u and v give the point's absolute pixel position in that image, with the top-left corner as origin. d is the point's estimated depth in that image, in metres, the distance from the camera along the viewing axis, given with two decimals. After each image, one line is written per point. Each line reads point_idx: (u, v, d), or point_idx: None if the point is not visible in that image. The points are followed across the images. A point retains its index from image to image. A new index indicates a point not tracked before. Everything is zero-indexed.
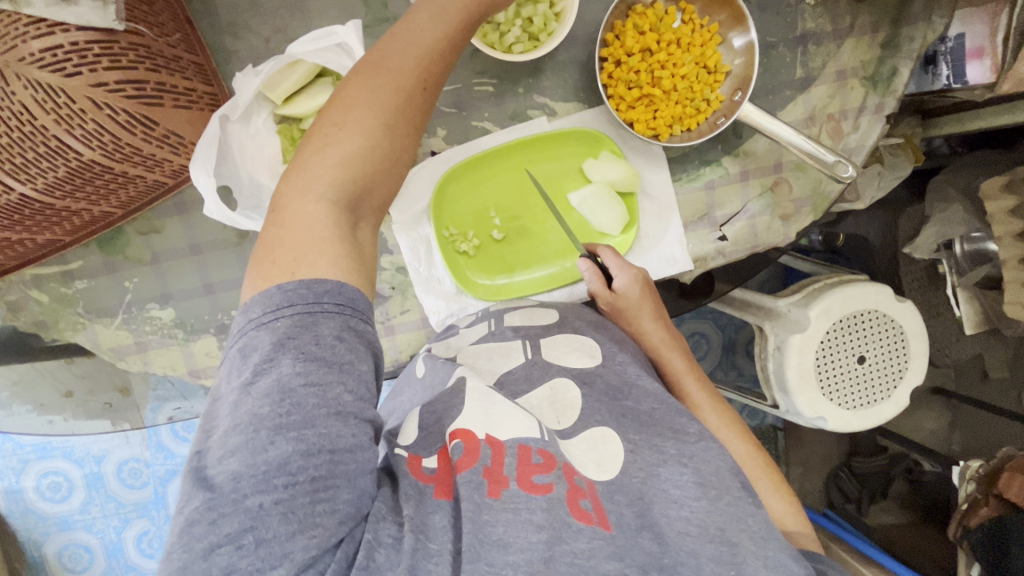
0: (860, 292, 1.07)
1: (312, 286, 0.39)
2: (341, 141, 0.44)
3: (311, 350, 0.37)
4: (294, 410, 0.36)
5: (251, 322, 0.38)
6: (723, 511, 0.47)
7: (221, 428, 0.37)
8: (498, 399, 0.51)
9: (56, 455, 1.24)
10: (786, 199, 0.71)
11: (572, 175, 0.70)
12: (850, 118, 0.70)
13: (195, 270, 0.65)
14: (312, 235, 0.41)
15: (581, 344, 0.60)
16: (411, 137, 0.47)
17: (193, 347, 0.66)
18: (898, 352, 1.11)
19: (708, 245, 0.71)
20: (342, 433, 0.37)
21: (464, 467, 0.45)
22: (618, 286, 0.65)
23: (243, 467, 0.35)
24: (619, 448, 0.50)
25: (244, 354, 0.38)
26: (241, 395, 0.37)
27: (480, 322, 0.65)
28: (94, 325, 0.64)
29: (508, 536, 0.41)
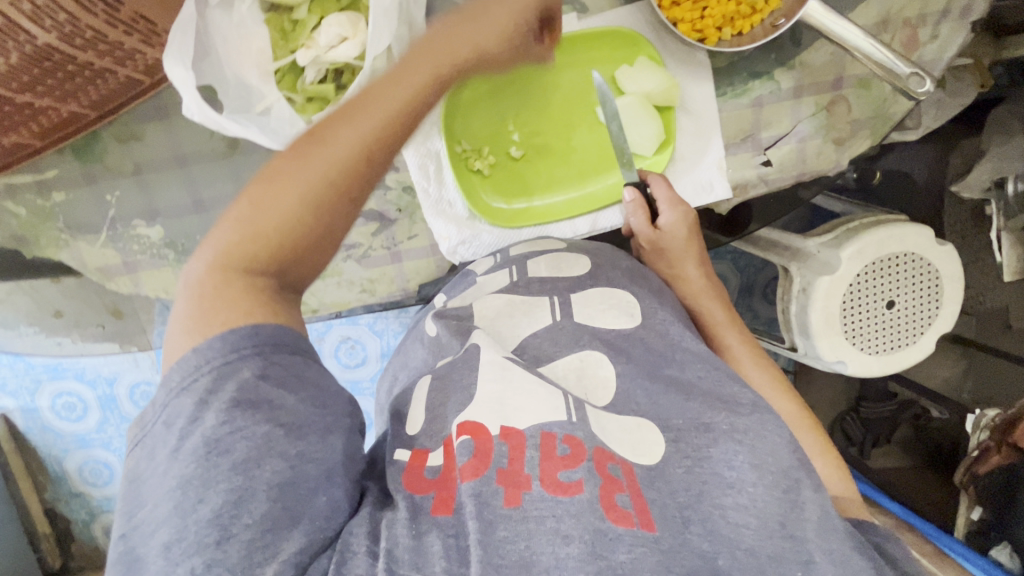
0: (898, 233, 0.99)
1: (225, 338, 0.40)
2: (273, 184, 0.43)
3: (233, 396, 0.39)
4: (216, 463, 0.37)
5: (173, 389, 0.40)
6: (771, 485, 0.43)
7: (142, 508, 0.38)
8: (520, 373, 0.48)
9: (67, 376, 1.24)
10: (843, 120, 0.62)
11: (603, 86, 0.61)
12: (930, 24, 0.60)
13: (183, 183, 0.59)
14: (234, 301, 0.41)
15: (616, 301, 0.55)
16: (348, 210, 0.44)
17: (185, 268, 0.61)
18: (931, 296, 1.05)
19: (750, 170, 0.63)
20: (275, 467, 0.38)
21: (472, 474, 0.41)
22: (663, 224, 0.61)
23: (173, 534, 0.36)
24: (659, 436, 0.46)
25: (168, 425, 0.39)
26: (171, 462, 0.38)
27: (500, 270, 0.59)
28: (77, 242, 0.59)
29: (532, 553, 0.37)
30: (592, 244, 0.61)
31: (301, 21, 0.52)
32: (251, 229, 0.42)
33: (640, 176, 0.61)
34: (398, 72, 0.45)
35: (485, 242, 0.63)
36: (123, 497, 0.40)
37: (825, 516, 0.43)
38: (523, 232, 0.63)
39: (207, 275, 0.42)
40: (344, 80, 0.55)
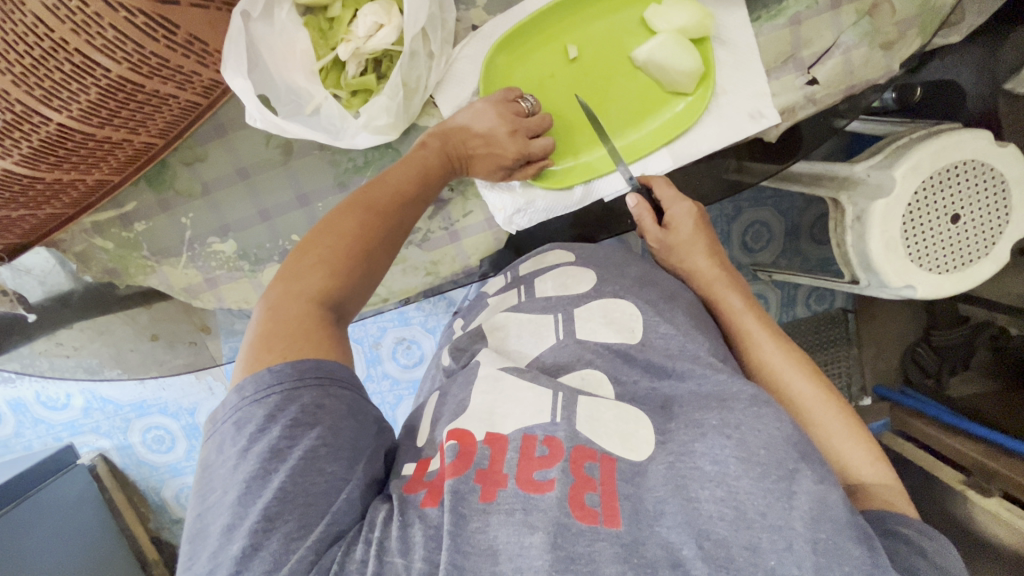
0: (954, 142, 0.95)
1: (296, 365, 0.44)
2: (334, 233, 0.51)
3: (297, 416, 0.42)
4: (275, 468, 0.40)
5: (246, 397, 0.43)
6: (760, 477, 0.39)
7: (215, 495, 0.42)
8: (510, 382, 0.49)
9: (153, 412, 1.32)
10: (888, 22, 0.59)
11: (632, 30, 0.61)
12: None
13: (248, 196, 0.62)
14: (303, 326, 0.46)
15: (617, 316, 0.55)
16: (382, 262, 0.54)
17: (260, 277, 0.64)
18: (998, 204, 0.99)
19: (795, 93, 0.62)
20: (318, 479, 0.41)
21: (453, 472, 0.42)
22: (671, 219, 0.64)
23: (232, 518, 0.39)
24: (650, 435, 0.45)
25: (240, 427, 0.43)
26: (237, 460, 0.42)
27: (510, 291, 0.65)
28: (162, 267, 0.64)
29: (498, 544, 0.38)
30: (597, 248, 0.65)
31: (336, 17, 0.54)
32: (319, 267, 0.49)
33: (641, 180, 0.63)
34: (427, 151, 0.57)
35: (539, 208, 0.64)
36: (197, 477, 0.44)
37: (821, 507, 0.38)
38: (576, 190, 0.64)
39: (277, 304, 0.48)
40: (383, 70, 0.57)
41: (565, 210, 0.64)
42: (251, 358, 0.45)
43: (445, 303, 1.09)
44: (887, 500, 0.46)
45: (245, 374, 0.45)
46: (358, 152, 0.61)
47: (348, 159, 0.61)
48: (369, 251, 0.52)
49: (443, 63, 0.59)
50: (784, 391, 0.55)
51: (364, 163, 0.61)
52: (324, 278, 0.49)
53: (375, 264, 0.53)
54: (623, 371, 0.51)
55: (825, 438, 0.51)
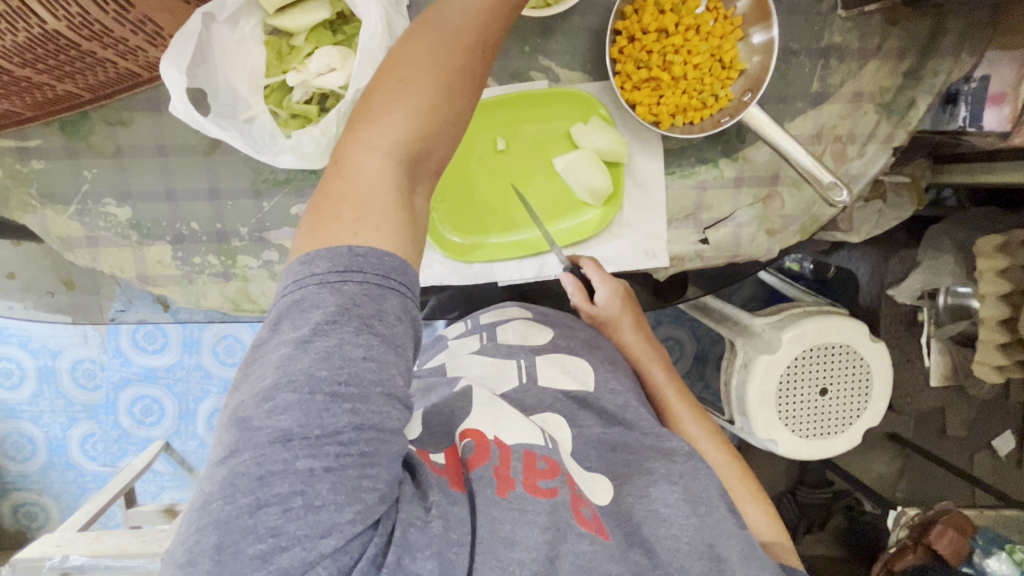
0: (836, 325, 1.06)
1: (385, 257, 0.36)
2: (411, 105, 0.41)
3: (374, 322, 0.35)
4: (350, 384, 0.34)
5: (314, 277, 0.35)
6: (698, 511, 0.47)
7: (259, 391, 0.33)
8: (504, 406, 0.53)
9: (11, 342, 1.23)
10: (776, 214, 0.69)
11: (560, 140, 0.66)
12: (858, 143, 0.68)
13: (160, 172, 0.63)
14: (332, 213, 0.37)
15: (573, 368, 0.59)
16: (408, 118, 0.40)
17: (145, 252, 0.64)
18: (861, 390, 1.10)
19: (688, 246, 0.69)
20: (390, 410, 0.35)
21: (477, 463, 0.45)
22: (602, 298, 0.63)
23: (295, 427, 0.33)
24: (608, 483, 0.50)
25: (302, 309, 0.34)
26: (294, 353, 0.33)
27: (471, 336, 0.65)
28: (45, 210, 0.62)
29: (515, 534, 0.41)
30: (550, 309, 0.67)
31: (297, 47, 0.58)
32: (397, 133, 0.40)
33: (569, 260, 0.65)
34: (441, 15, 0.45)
35: (436, 270, 0.67)
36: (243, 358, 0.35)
37: (750, 547, 0.47)
38: (473, 267, 0.67)
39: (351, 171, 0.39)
40: (328, 104, 0.60)
41: (459, 280, 0.67)
42: (313, 229, 0.38)
43: None
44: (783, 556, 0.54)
45: (313, 244, 0.36)
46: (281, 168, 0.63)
47: (270, 170, 0.63)
48: (390, 113, 0.40)
49: None
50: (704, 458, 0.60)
51: (284, 179, 0.64)
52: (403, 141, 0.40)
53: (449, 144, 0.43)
54: (579, 415, 0.55)
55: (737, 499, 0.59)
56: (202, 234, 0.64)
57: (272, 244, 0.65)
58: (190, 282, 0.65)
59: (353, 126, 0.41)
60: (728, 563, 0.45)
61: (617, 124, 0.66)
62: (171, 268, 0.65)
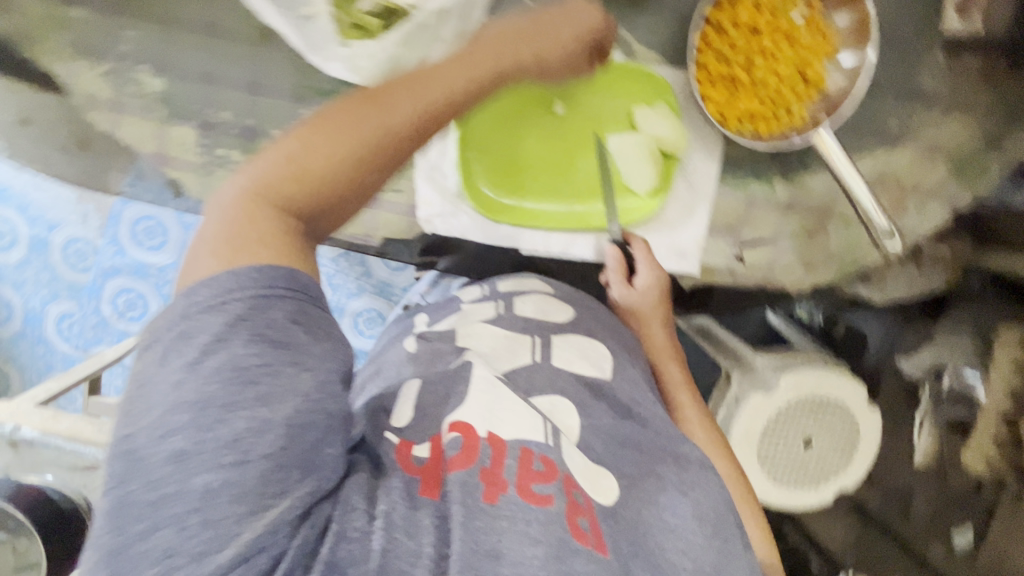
0: (835, 379, 1.03)
1: (261, 271, 0.37)
2: (312, 156, 0.42)
3: (265, 332, 0.36)
4: (238, 391, 0.34)
5: (194, 305, 0.36)
6: (709, 539, 0.45)
7: (143, 425, 0.33)
8: (504, 392, 0.47)
9: (12, 204, 1.24)
10: (818, 248, 0.66)
11: (619, 120, 0.64)
12: (920, 196, 0.65)
13: (204, 52, 0.59)
14: (208, 251, 0.38)
15: (592, 352, 0.56)
16: (308, 160, 0.42)
17: (169, 131, 0.61)
18: (844, 451, 1.08)
19: (722, 259, 0.66)
20: (296, 406, 0.35)
21: (458, 466, 0.41)
22: (640, 283, 0.63)
23: (190, 443, 0.32)
24: (613, 481, 0.45)
25: (185, 337, 0.35)
26: (183, 375, 0.34)
27: (486, 303, 0.61)
28: (77, 62, 0.59)
29: (502, 547, 0.37)
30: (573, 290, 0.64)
31: None
32: (293, 175, 0.41)
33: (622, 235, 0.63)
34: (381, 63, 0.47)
35: (461, 222, 0.63)
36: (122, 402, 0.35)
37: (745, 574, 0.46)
38: (500, 228, 0.64)
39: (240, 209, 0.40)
40: (392, 22, 0.56)
41: (482, 237, 0.64)
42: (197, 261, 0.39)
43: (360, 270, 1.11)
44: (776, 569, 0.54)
45: (195, 272, 0.38)
46: (328, 78, 0.60)
47: (316, 79, 0.60)
48: (291, 156, 0.42)
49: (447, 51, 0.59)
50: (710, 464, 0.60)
51: (329, 91, 0.60)
52: (302, 188, 0.42)
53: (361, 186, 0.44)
54: (591, 404, 0.50)
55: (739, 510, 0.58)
56: (232, 127, 0.61)
57: None
58: (207, 173, 0.62)
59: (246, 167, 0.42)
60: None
61: (682, 116, 0.63)
62: (192, 154, 0.61)
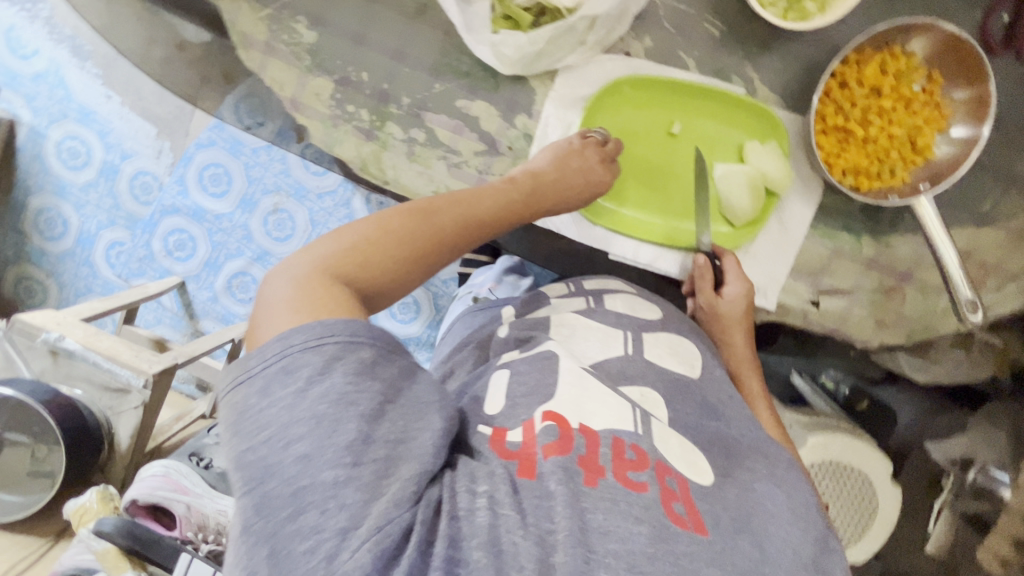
0: (863, 449, 1.03)
1: (353, 321, 0.35)
2: (380, 248, 0.43)
3: (361, 360, 0.34)
4: (345, 415, 0.32)
5: (292, 347, 0.33)
6: (806, 530, 0.39)
7: (261, 438, 0.32)
8: (592, 385, 0.43)
9: (92, 128, 1.26)
10: (892, 309, 0.68)
11: (728, 150, 0.67)
12: (999, 277, 0.67)
13: (359, 14, 0.64)
14: (274, 320, 0.36)
15: (680, 349, 0.53)
16: (381, 253, 0.43)
17: (309, 80, 0.65)
18: (862, 524, 1.06)
19: (797, 301, 0.68)
20: (392, 423, 0.33)
21: (551, 454, 0.36)
22: (728, 294, 0.64)
23: (309, 452, 0.31)
24: (709, 466, 0.41)
25: (288, 370, 0.33)
26: (287, 403, 0.32)
27: (576, 297, 0.58)
28: (241, 2, 0.63)
29: (608, 526, 0.33)
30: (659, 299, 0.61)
31: None
32: (353, 255, 0.41)
33: (711, 248, 0.66)
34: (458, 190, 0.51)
35: (562, 216, 0.66)
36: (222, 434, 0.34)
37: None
38: (595, 229, 0.66)
39: (308, 279, 0.38)
40: (541, 21, 0.61)
41: (576, 234, 0.67)
42: (263, 329, 0.36)
43: None
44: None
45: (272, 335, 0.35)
46: (468, 61, 0.64)
47: (457, 59, 0.64)
48: (366, 245, 0.42)
49: (585, 55, 0.63)
50: None
51: (465, 73, 0.64)
52: (362, 265, 0.42)
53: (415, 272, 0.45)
54: (678, 399, 0.46)
55: None
56: (367, 87, 0.65)
57: (424, 125, 0.65)
58: (335, 125, 0.65)
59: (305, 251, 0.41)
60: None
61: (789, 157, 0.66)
62: (325, 105, 0.65)
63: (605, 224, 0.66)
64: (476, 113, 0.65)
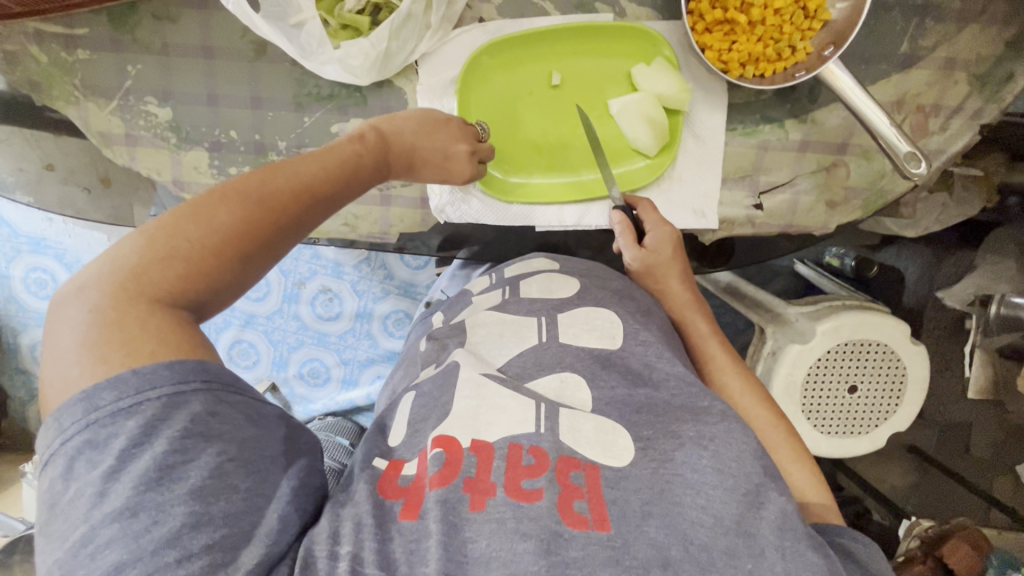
0: (876, 320, 0.95)
1: (173, 366, 0.38)
2: (192, 249, 0.42)
3: (186, 427, 0.37)
4: (162, 491, 0.35)
5: (99, 412, 0.35)
6: (732, 489, 0.42)
7: (70, 542, 0.34)
8: (490, 391, 0.49)
9: (48, 254, 1.24)
10: (840, 185, 0.64)
11: (618, 81, 0.63)
12: (941, 116, 0.62)
13: (203, 74, 0.61)
14: (80, 361, 0.37)
15: (599, 322, 0.56)
16: (192, 255, 0.41)
17: (182, 156, 0.62)
18: (892, 393, 0.99)
19: (740, 210, 0.65)
20: (231, 498, 0.37)
21: (439, 483, 0.42)
22: (651, 242, 0.62)
23: (125, 554, 0.33)
24: (629, 442, 0.46)
25: (96, 445, 0.35)
26: (104, 490, 0.34)
27: (494, 291, 0.63)
28: (87, 102, 0.61)
29: (491, 551, 0.38)
30: (579, 261, 0.65)
31: None
32: (166, 267, 0.41)
33: (625, 200, 0.62)
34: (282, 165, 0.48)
35: (473, 207, 0.64)
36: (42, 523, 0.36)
37: (786, 518, 0.42)
38: (511, 208, 0.64)
39: (109, 309, 0.38)
40: (379, 17, 0.57)
41: (496, 219, 0.64)
42: (66, 373, 0.37)
43: (383, 273, 1.13)
44: (824, 517, 0.52)
45: (76, 387, 0.36)
46: (326, 83, 0.61)
47: (314, 84, 0.61)
48: (172, 252, 0.41)
49: (437, 37, 0.60)
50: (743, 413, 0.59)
51: (328, 96, 0.61)
52: (176, 277, 0.41)
53: (245, 271, 0.44)
54: (601, 374, 0.51)
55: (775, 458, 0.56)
56: (240, 144, 0.62)
57: None
58: None
59: (105, 269, 0.40)
60: (758, 538, 0.40)
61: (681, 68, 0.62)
62: (207, 177, 0.63)
63: (518, 198, 0.64)
64: None
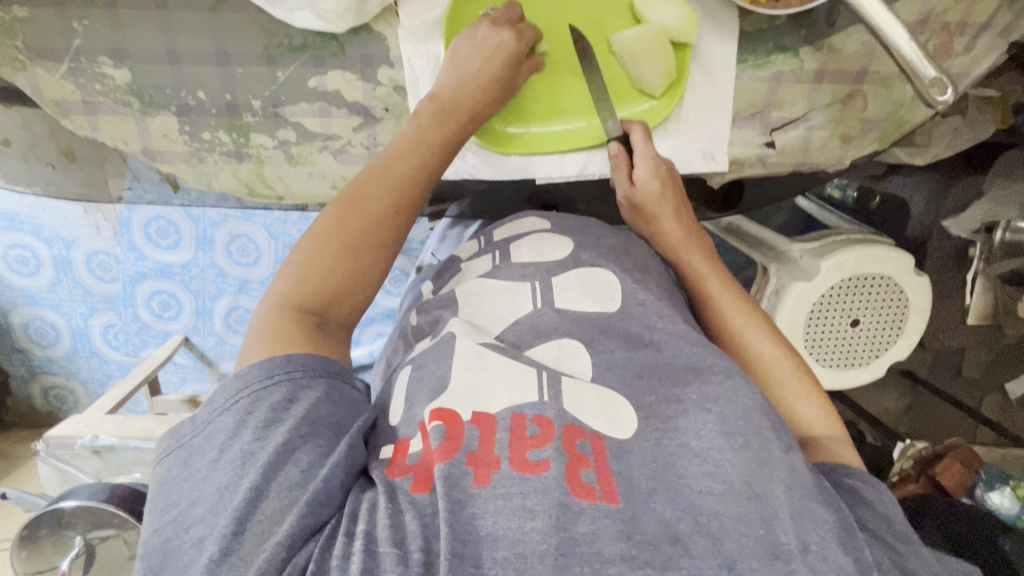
0: (881, 254, 0.92)
1: (291, 356, 0.44)
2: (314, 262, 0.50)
3: (266, 416, 0.41)
4: (242, 468, 0.38)
5: (216, 409, 0.42)
6: (739, 449, 0.40)
7: (174, 511, 0.39)
8: (489, 360, 0.46)
9: (24, 230, 1.14)
10: (855, 117, 0.60)
11: (619, 12, 0.59)
12: (968, 34, 0.58)
13: (160, 28, 0.55)
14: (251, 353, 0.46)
15: (596, 286, 0.54)
16: (323, 262, 0.50)
17: (149, 123, 0.58)
18: (893, 322, 0.99)
19: (751, 149, 0.61)
20: (290, 471, 0.38)
21: (442, 456, 0.39)
22: (640, 177, 0.59)
23: (205, 526, 0.37)
24: (632, 414, 0.44)
25: (206, 439, 0.41)
26: (205, 472, 0.39)
27: (484, 256, 0.60)
28: (35, 67, 0.55)
29: (499, 529, 0.35)
30: (572, 218, 0.62)
31: None
32: (303, 282, 0.49)
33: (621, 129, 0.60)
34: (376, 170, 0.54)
35: (469, 162, 0.60)
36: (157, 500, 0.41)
37: (793, 476, 0.40)
38: (509, 160, 0.61)
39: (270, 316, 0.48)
40: None
41: (494, 174, 0.61)
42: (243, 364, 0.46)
43: None
44: (834, 452, 0.52)
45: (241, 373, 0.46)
46: (297, 32, 0.55)
47: (285, 34, 0.55)
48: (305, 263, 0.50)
49: None
50: (749, 350, 0.58)
51: (301, 46, 0.56)
52: (306, 288, 0.49)
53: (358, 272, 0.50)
54: (600, 341, 0.50)
55: (784, 400, 0.56)
56: (210, 106, 0.57)
57: (287, 122, 0.58)
58: (200, 160, 0.59)
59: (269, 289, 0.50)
60: (772, 502, 0.38)
61: None
62: (179, 143, 0.58)
63: (515, 150, 0.60)
64: (334, 87, 0.57)
